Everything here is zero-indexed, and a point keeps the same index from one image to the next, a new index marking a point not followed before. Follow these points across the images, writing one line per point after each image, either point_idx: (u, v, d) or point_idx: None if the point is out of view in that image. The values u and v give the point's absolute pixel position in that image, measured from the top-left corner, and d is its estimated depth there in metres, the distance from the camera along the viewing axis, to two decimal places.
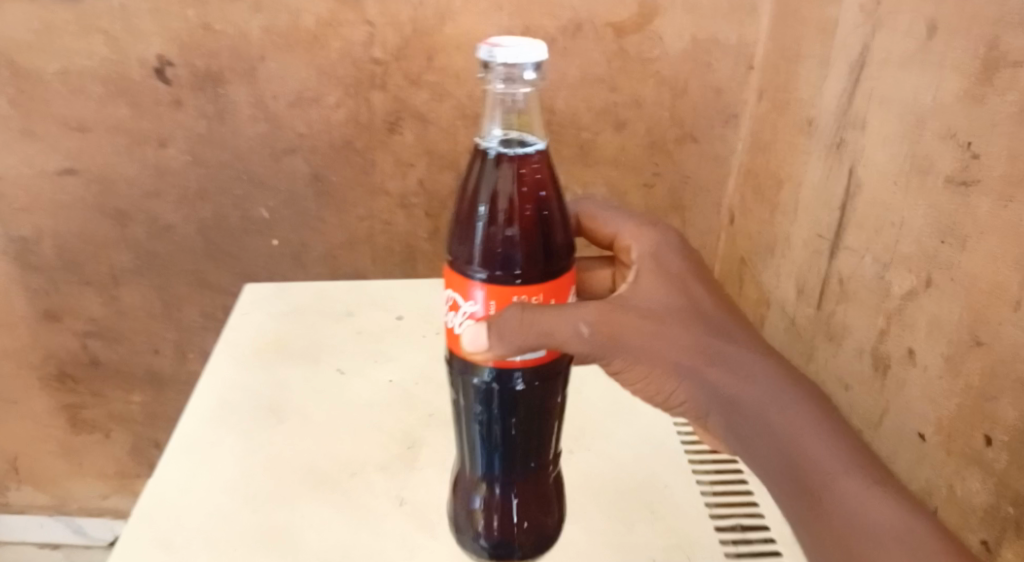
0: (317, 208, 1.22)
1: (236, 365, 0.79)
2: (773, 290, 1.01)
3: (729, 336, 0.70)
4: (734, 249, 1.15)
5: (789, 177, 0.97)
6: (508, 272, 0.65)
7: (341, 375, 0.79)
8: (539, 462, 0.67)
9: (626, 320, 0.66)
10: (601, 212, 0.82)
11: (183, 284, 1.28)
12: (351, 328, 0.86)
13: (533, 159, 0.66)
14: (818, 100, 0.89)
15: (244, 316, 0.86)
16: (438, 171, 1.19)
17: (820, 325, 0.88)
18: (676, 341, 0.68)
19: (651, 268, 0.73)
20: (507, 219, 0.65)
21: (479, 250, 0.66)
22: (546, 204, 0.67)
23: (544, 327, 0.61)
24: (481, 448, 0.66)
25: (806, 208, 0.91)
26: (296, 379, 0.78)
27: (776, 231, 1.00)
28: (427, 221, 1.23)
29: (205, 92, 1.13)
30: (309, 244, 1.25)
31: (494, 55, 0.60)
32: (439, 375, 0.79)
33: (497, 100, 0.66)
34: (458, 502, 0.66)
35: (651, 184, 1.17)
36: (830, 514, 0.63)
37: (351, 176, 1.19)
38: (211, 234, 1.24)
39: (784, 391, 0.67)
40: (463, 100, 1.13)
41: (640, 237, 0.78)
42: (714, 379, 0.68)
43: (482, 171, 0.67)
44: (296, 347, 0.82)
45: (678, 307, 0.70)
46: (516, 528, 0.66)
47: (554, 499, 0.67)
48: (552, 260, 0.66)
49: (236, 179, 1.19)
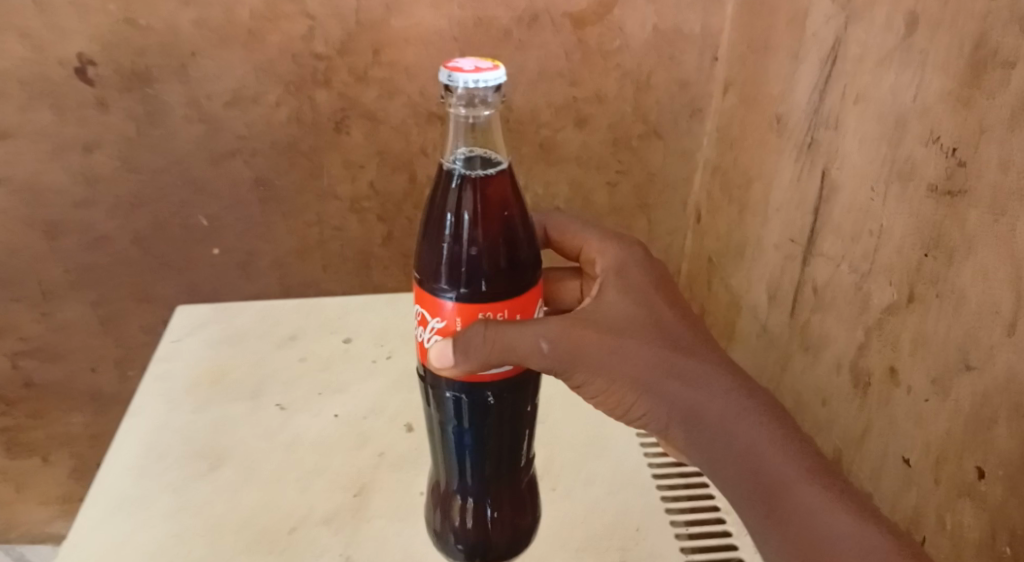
0: (263, 214, 1.14)
1: (166, 406, 0.72)
2: (745, 295, 0.96)
3: (690, 348, 0.67)
4: (701, 249, 1.10)
5: (760, 176, 0.92)
6: (475, 287, 0.62)
7: (282, 411, 0.72)
8: (511, 468, 0.65)
9: (587, 331, 0.64)
10: (569, 224, 0.79)
11: (122, 298, 1.19)
12: (295, 354, 0.79)
13: (497, 177, 0.63)
14: (789, 96, 0.84)
15: (175, 346, 0.80)
16: (390, 173, 1.12)
17: (795, 335, 0.83)
18: (639, 354, 0.65)
19: (613, 282, 0.70)
20: (469, 234, 0.62)
21: (445, 269, 0.62)
22: (512, 220, 0.64)
23: (509, 342, 0.59)
24: (455, 459, 0.64)
25: (779, 210, 0.87)
26: (231, 419, 0.71)
27: (746, 232, 0.95)
28: (380, 226, 1.16)
29: (134, 92, 1.04)
30: (255, 253, 1.17)
31: (454, 79, 0.57)
32: (393, 408, 0.73)
33: (460, 124, 0.63)
34: (435, 509, 0.65)
35: (615, 182, 1.11)
36: (795, 531, 0.60)
37: (297, 181, 1.12)
38: (149, 245, 1.15)
39: (746, 405, 0.64)
40: (414, 96, 1.06)
41: (605, 251, 0.75)
42: (677, 392, 0.65)
43: (446, 190, 0.64)
44: (234, 379, 0.76)
45: (642, 322, 0.67)
46: (490, 522, 0.64)
47: (527, 501, 0.66)
48: (519, 275, 0.64)
49: (172, 186, 1.11)
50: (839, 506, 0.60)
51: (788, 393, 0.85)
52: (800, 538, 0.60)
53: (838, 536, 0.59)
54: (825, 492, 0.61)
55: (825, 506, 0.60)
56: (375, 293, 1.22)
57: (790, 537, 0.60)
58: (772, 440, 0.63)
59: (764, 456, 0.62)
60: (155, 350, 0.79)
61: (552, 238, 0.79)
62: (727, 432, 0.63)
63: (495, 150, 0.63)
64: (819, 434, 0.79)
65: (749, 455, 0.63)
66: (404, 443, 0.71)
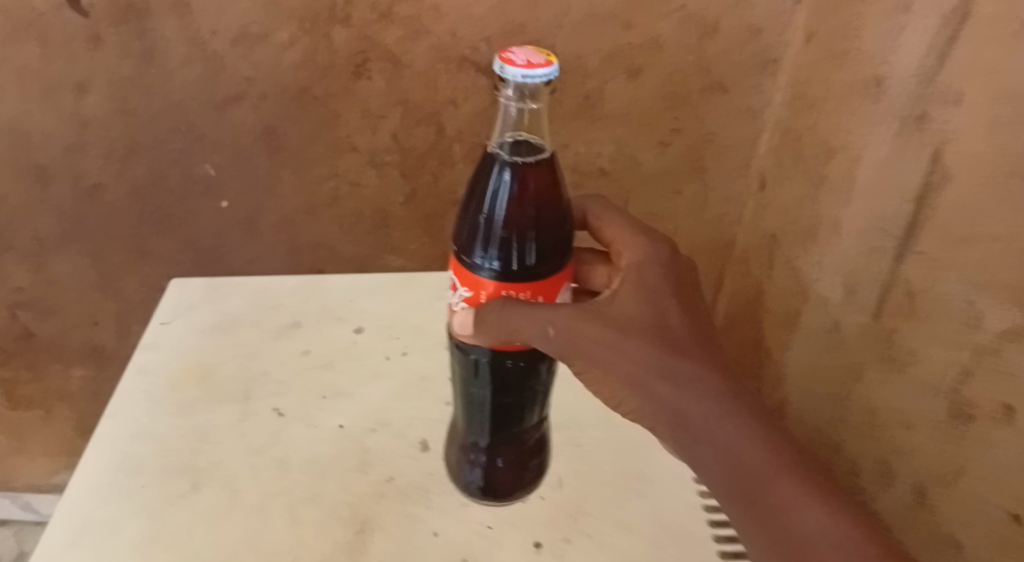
0: (270, 165, 1.03)
1: (148, 407, 0.70)
2: (812, 284, 0.83)
3: (687, 348, 0.63)
4: (760, 223, 0.98)
5: (844, 147, 0.78)
6: (504, 265, 0.62)
7: (278, 416, 0.70)
8: (520, 429, 0.67)
9: (587, 322, 0.62)
10: (605, 210, 0.72)
11: (120, 251, 1.09)
12: (296, 345, 0.77)
13: (539, 164, 0.63)
14: (894, 56, 0.70)
15: (160, 331, 0.77)
16: (413, 124, 0.99)
17: (875, 341, 0.71)
18: (635, 354, 0.62)
19: (631, 284, 0.66)
20: (503, 216, 0.62)
21: (476, 246, 0.63)
22: (547, 205, 0.63)
23: (520, 322, 0.61)
24: (473, 414, 0.67)
25: (869, 190, 0.74)
26: (218, 425, 0.69)
27: (821, 211, 0.82)
28: (401, 182, 1.04)
29: (129, 26, 0.91)
30: (262, 208, 1.06)
31: (504, 72, 0.58)
32: (400, 421, 0.71)
33: (508, 110, 0.63)
34: (455, 452, 0.68)
35: (668, 142, 0.97)
36: (770, 527, 0.58)
37: (309, 130, 1.00)
38: (149, 195, 1.04)
39: (733, 406, 0.61)
40: (443, 39, 0.92)
41: (630, 245, 0.69)
42: (664, 391, 0.62)
43: (487, 172, 0.64)
44: (224, 373, 0.73)
45: (644, 323, 0.63)
46: (500, 471, 0.67)
47: (532, 457, 0.68)
48: (550, 257, 0.63)
49: (174, 132, 1.00)
50: (821, 508, 0.57)
51: (861, 408, 0.73)
52: (775, 536, 0.57)
53: (808, 531, 0.57)
54: (801, 491, 0.58)
55: (797, 503, 0.58)
56: (394, 255, 1.11)
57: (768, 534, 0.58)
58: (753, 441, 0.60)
59: (740, 456, 0.60)
60: (140, 337, 0.77)
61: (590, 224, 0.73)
62: (708, 434, 0.61)
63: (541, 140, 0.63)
64: (896, 459, 0.67)
65: (726, 454, 0.60)
66: (415, 464, 0.69)
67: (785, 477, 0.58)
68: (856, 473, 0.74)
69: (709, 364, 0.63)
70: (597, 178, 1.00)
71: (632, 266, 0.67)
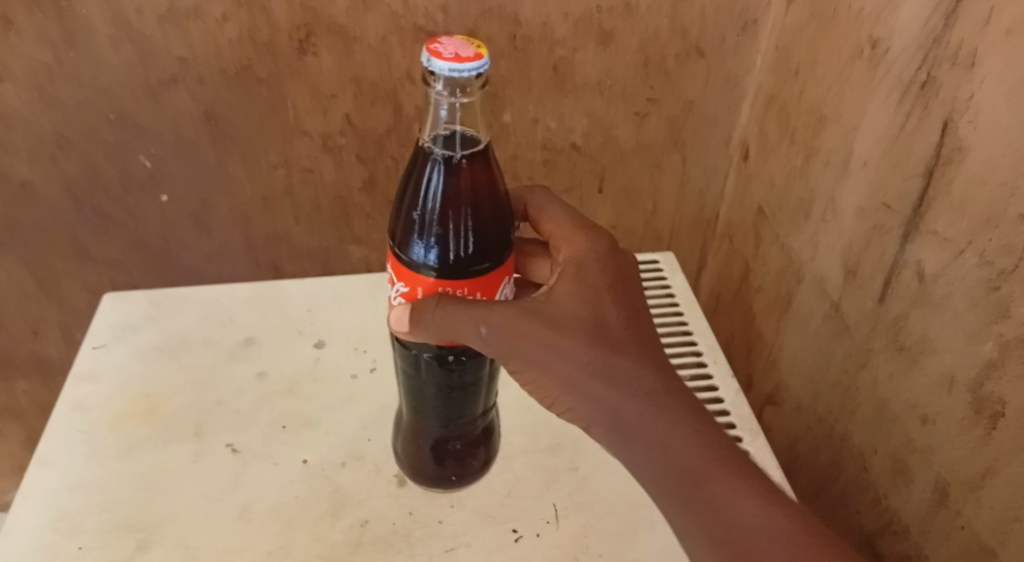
0: (215, 155, 0.92)
1: (88, 452, 0.62)
2: (807, 262, 0.78)
3: (625, 344, 0.58)
4: (748, 196, 0.91)
5: (838, 116, 0.72)
6: (441, 265, 0.57)
7: (235, 455, 0.63)
8: (463, 416, 0.63)
9: (519, 320, 0.57)
10: (540, 197, 0.67)
11: (59, 255, 0.97)
12: (253, 367, 0.69)
13: (477, 157, 0.58)
14: (896, 16, 0.64)
15: (96, 359, 0.69)
16: (369, 104, 0.90)
17: (881, 327, 0.67)
18: (571, 356, 0.57)
19: (571, 279, 0.60)
20: (439, 212, 0.57)
21: (411, 244, 0.58)
22: (485, 199, 0.58)
23: (457, 320, 0.56)
24: (419, 403, 0.63)
25: (869, 163, 0.68)
26: (167, 469, 0.61)
27: (813, 185, 0.77)
28: (359, 168, 0.95)
29: (42, 8, 0.80)
30: (211, 201, 0.96)
31: (433, 66, 0.51)
32: (375, 455, 0.64)
33: (437, 106, 0.57)
34: (405, 438, 0.64)
35: (643, 113, 0.90)
36: (706, 524, 0.53)
37: (254, 114, 0.89)
38: (85, 193, 0.93)
39: (672, 403, 0.56)
40: (395, 8, 0.83)
41: (571, 241, 0.63)
42: (600, 394, 0.57)
43: (421, 167, 0.58)
44: (172, 407, 0.66)
45: (580, 321, 0.58)
46: (457, 453, 0.64)
47: (482, 438, 0.65)
48: (490, 252, 0.59)
49: (103, 123, 0.88)
50: (766, 503, 0.53)
51: (869, 399, 0.69)
52: (712, 533, 0.53)
53: (745, 524, 0.52)
54: (741, 487, 0.54)
55: (733, 498, 0.53)
56: (357, 246, 1.02)
57: (706, 532, 0.53)
58: (693, 438, 0.55)
59: (673, 454, 0.55)
60: (74, 365, 0.68)
61: (531, 216, 0.67)
62: (642, 434, 0.56)
63: (475, 134, 0.57)
64: (910, 455, 0.64)
65: (660, 453, 0.55)
66: (393, 505, 0.61)
67: (721, 472, 0.54)
68: (864, 467, 0.70)
69: (648, 361, 0.57)
70: (571, 155, 0.93)
71: (572, 262, 0.61)
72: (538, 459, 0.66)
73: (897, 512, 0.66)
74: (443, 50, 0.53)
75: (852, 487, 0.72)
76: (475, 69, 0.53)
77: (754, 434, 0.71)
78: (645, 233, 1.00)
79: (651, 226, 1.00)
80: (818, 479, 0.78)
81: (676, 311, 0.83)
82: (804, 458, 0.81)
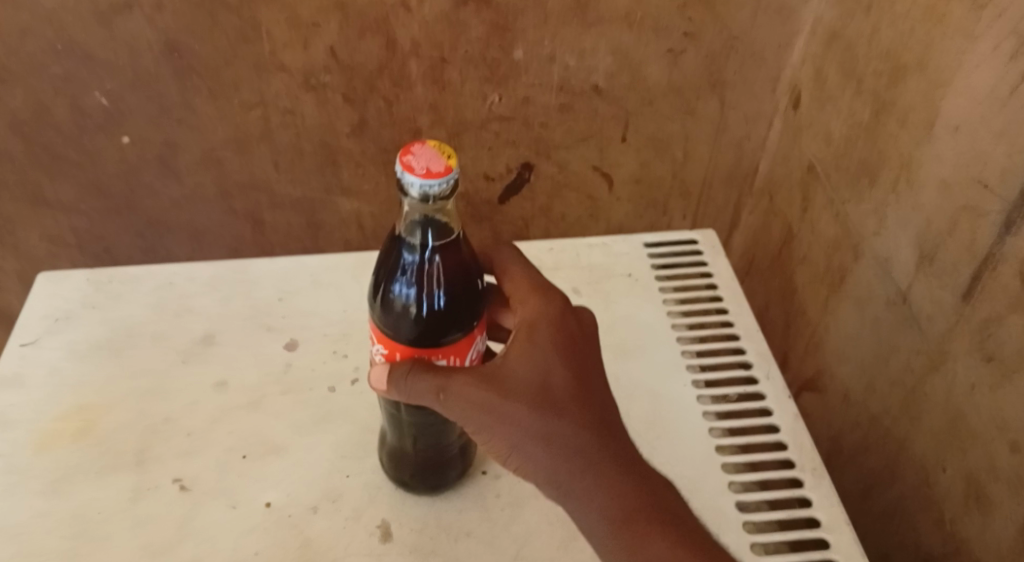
0: (180, 93, 0.76)
1: (10, 486, 0.53)
2: (869, 238, 0.66)
3: (574, 412, 0.48)
4: (798, 151, 0.78)
5: (922, 67, 0.59)
6: (419, 336, 0.48)
7: (184, 493, 0.53)
8: (439, 440, 0.53)
9: (465, 383, 0.47)
10: (501, 249, 0.55)
11: (9, 201, 0.83)
12: (210, 375, 0.60)
13: (453, 241, 0.48)
14: None
15: (24, 359, 0.60)
16: (357, 35, 0.73)
17: (968, 328, 0.56)
18: (514, 421, 0.47)
19: (524, 338, 0.49)
20: (414, 299, 0.47)
21: (388, 322, 0.48)
22: (463, 273, 0.49)
23: (408, 385, 0.47)
24: (395, 419, 0.52)
25: (964, 127, 0.55)
26: (98, 510, 0.52)
27: (883, 146, 0.64)
28: (348, 110, 0.79)
29: None
30: (177, 143, 0.80)
31: (403, 179, 0.43)
32: (354, 497, 0.53)
33: (416, 213, 0.46)
34: (387, 461, 0.54)
35: (679, 51, 0.77)
36: None
37: (222, 43, 0.73)
38: (34, 133, 0.78)
39: (617, 484, 0.47)
40: None
41: (524, 301, 0.52)
42: (541, 463, 0.47)
43: (395, 255, 0.48)
44: (110, 425, 0.56)
45: (530, 385, 0.48)
46: (435, 474, 0.53)
47: (459, 460, 0.54)
48: (469, 314, 0.49)
49: (49, 52, 0.72)
50: None
51: (940, 410, 0.59)
52: None
53: None
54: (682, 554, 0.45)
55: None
56: (347, 199, 0.86)
57: None
58: (639, 526, 0.46)
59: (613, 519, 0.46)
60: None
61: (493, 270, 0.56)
62: (583, 503, 0.47)
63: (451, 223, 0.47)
64: (993, 481, 0.55)
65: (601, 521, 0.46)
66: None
67: (661, 538, 0.46)
68: (927, 482, 0.61)
69: (601, 435, 0.48)
70: (592, 99, 0.80)
71: (527, 319, 0.51)
72: (552, 505, 0.54)
73: (969, 543, 0.58)
74: (410, 157, 0.44)
75: (910, 501, 0.63)
76: (449, 181, 0.44)
77: (818, 477, 0.56)
78: (673, 188, 0.88)
79: (680, 179, 0.87)
80: (865, 484, 0.69)
81: (718, 303, 0.67)
82: (849, 455, 0.71)
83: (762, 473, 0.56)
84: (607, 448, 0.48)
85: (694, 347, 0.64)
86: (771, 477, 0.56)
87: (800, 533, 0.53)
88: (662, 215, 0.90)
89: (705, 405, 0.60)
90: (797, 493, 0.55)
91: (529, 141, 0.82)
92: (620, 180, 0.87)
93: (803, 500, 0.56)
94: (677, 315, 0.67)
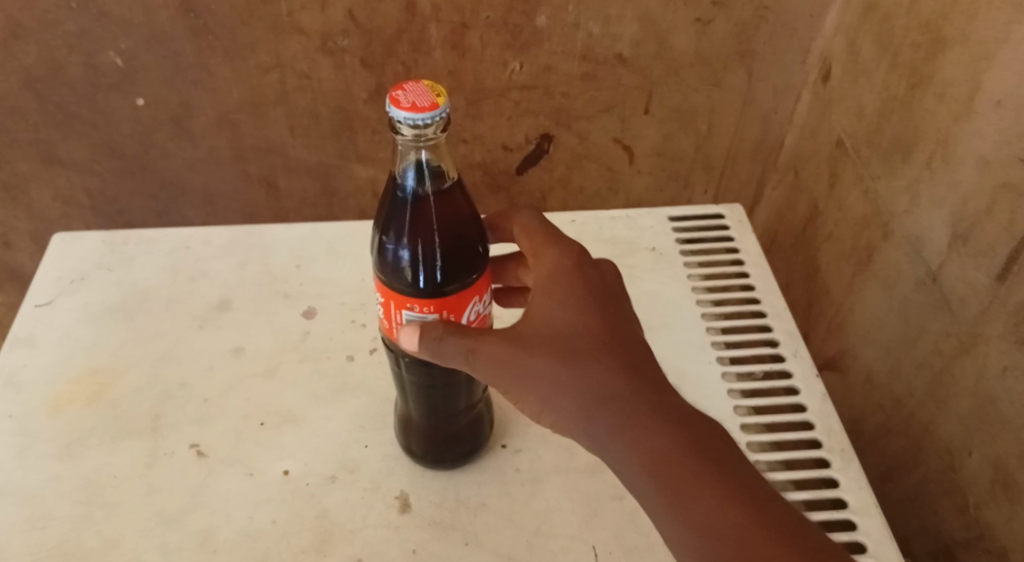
0: (196, 53, 0.75)
1: (22, 448, 0.52)
2: (900, 217, 0.65)
3: (599, 357, 0.47)
4: (827, 126, 0.75)
5: (965, 39, 0.57)
6: (412, 282, 0.47)
7: (200, 458, 0.52)
8: (448, 409, 0.52)
9: (490, 342, 0.47)
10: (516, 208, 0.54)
11: (22, 160, 0.82)
12: (225, 341, 0.59)
13: (448, 188, 0.47)
14: None
15: (38, 320, 0.59)
16: None
17: (1002, 309, 0.55)
18: (541, 376, 0.47)
19: (544, 291, 0.49)
20: (407, 243, 0.47)
21: (384, 267, 0.48)
22: (459, 223, 0.48)
23: (437, 347, 0.46)
24: (405, 384, 0.52)
25: (1006, 103, 0.53)
26: (113, 475, 0.51)
27: (918, 122, 0.62)
28: (365, 74, 0.77)
29: None
30: (192, 104, 0.78)
31: (389, 109, 0.42)
32: (372, 469, 0.52)
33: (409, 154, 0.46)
34: (397, 428, 0.54)
35: (707, 20, 0.75)
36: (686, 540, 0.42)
37: (239, 3, 0.71)
38: (47, 91, 0.76)
39: (652, 424, 0.45)
40: None
41: (540, 254, 0.51)
42: (573, 415, 0.46)
43: (391, 198, 0.48)
44: (124, 390, 0.56)
45: (554, 337, 0.47)
46: (443, 446, 0.53)
47: (468, 432, 0.53)
48: (466, 269, 0.48)
49: (63, 7, 0.71)
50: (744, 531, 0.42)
51: (968, 393, 0.58)
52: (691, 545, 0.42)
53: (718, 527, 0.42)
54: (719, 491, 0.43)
55: (708, 498, 0.43)
56: (362, 165, 0.84)
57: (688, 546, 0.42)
58: (674, 466, 0.44)
59: (648, 461, 0.44)
60: (12, 328, 0.59)
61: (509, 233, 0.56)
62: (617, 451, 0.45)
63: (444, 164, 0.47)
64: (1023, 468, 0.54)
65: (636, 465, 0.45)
66: (389, 534, 0.50)
67: (697, 476, 0.43)
68: (952, 466, 0.60)
69: (629, 378, 0.46)
70: (615, 68, 0.78)
71: (547, 272, 0.50)
72: (574, 481, 0.53)
73: (995, 529, 0.57)
74: (400, 92, 0.44)
75: (934, 486, 0.62)
76: (436, 116, 0.43)
77: (846, 459, 0.55)
78: (696, 161, 0.86)
79: (702, 152, 0.85)
80: (887, 466, 0.68)
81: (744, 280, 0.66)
82: (870, 436, 0.69)
83: (788, 453, 0.55)
84: (635, 391, 0.46)
85: (719, 322, 0.63)
86: (797, 458, 0.55)
87: (827, 515, 0.52)
88: (683, 190, 0.89)
89: (730, 383, 0.59)
90: (824, 474, 0.54)
91: (550, 110, 0.80)
92: (641, 153, 0.85)
93: (829, 481, 0.55)
94: (702, 291, 0.66)
